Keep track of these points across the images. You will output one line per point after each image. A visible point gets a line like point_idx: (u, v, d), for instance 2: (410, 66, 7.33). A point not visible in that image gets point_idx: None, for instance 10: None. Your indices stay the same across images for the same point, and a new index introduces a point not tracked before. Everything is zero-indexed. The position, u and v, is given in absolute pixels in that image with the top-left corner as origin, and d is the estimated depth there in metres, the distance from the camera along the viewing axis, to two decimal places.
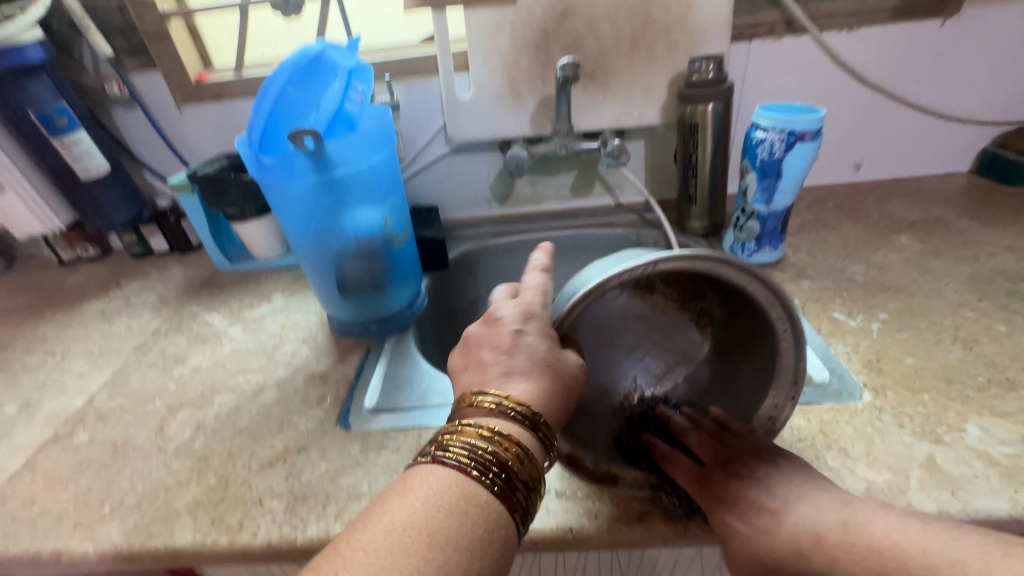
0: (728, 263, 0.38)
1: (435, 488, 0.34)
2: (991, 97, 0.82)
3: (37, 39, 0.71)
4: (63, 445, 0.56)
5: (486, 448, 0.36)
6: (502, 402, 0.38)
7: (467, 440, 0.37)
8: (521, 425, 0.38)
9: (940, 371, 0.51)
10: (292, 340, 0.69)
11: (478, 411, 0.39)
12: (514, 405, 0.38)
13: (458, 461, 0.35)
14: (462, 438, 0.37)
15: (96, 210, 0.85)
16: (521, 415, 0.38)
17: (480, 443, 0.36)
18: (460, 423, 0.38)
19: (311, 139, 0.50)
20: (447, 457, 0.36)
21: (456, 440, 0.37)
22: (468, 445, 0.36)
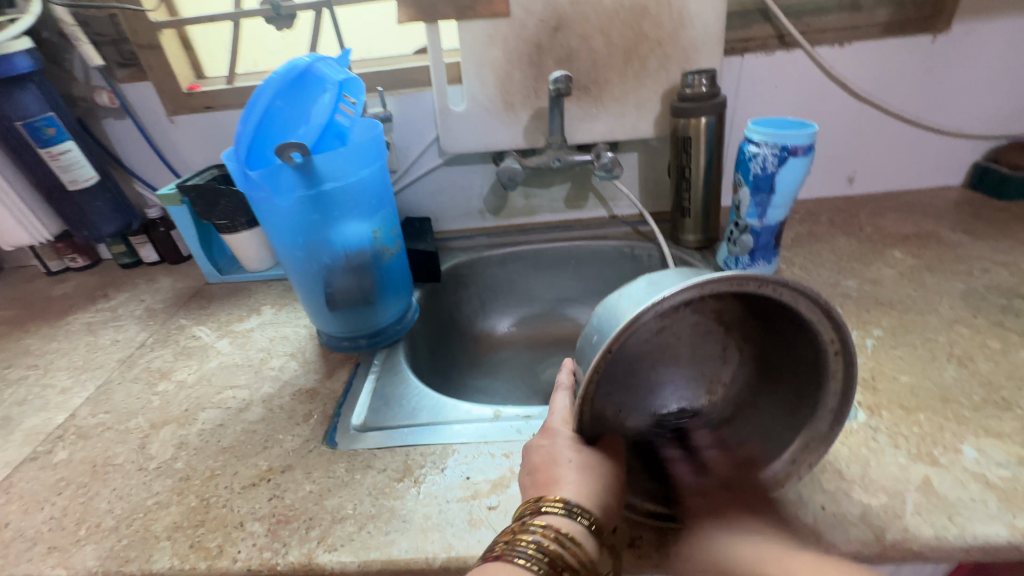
0: (768, 281, 0.35)
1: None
2: (982, 112, 0.82)
3: (25, 50, 0.70)
4: (42, 464, 0.54)
5: (558, 553, 0.35)
6: (570, 505, 0.38)
7: (537, 544, 0.36)
8: (581, 527, 0.37)
9: (935, 390, 0.50)
10: (279, 354, 0.67)
11: (546, 511, 0.38)
12: (581, 510, 0.38)
13: (528, 559, 0.35)
14: (525, 538, 0.36)
15: (83, 220, 0.84)
16: (589, 521, 0.37)
17: (544, 544, 0.36)
18: (528, 522, 0.37)
19: (299, 153, 0.49)
20: (521, 561, 0.34)
21: (527, 543, 0.36)
22: (532, 543, 0.35)
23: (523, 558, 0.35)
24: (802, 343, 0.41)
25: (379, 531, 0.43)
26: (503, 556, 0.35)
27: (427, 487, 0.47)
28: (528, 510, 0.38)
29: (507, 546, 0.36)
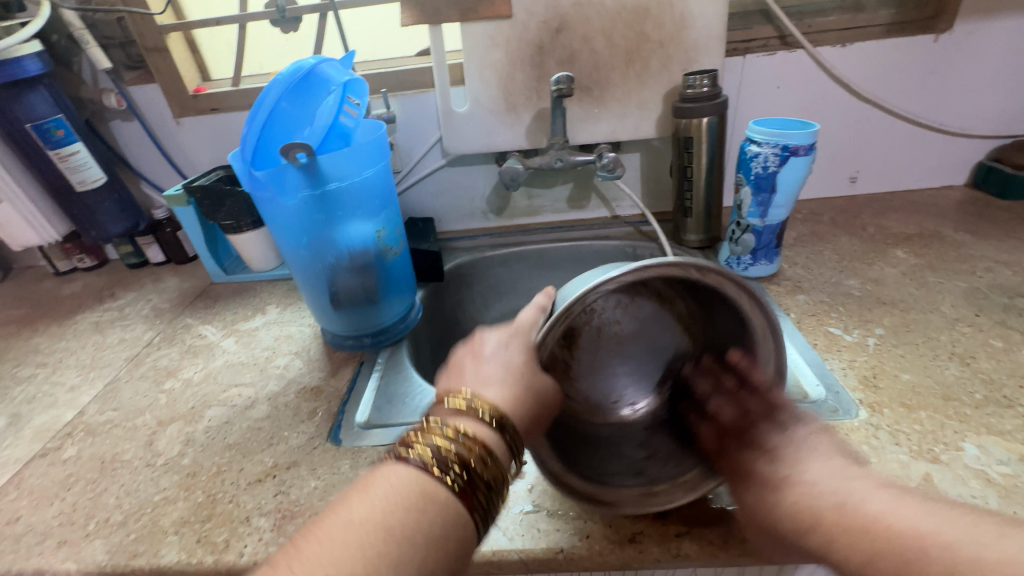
0: (706, 270, 0.40)
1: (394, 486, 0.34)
2: (985, 111, 0.82)
3: (36, 53, 0.71)
4: (51, 460, 0.55)
5: (457, 451, 0.35)
6: (488, 411, 0.38)
7: (439, 444, 0.35)
8: (484, 426, 0.38)
9: (937, 388, 0.50)
10: (284, 353, 0.68)
11: (457, 415, 0.38)
12: (494, 413, 0.38)
13: (420, 458, 0.35)
14: (429, 436, 0.36)
15: (91, 222, 0.85)
16: (498, 425, 0.38)
17: (444, 442, 0.36)
18: (438, 423, 0.37)
19: (304, 153, 0.50)
20: (417, 461, 0.35)
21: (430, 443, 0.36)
22: (434, 442, 0.36)
23: (422, 458, 0.35)
24: (732, 319, 0.47)
25: None
26: (398, 454, 0.36)
27: None
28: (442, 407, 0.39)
29: (409, 444, 0.36)
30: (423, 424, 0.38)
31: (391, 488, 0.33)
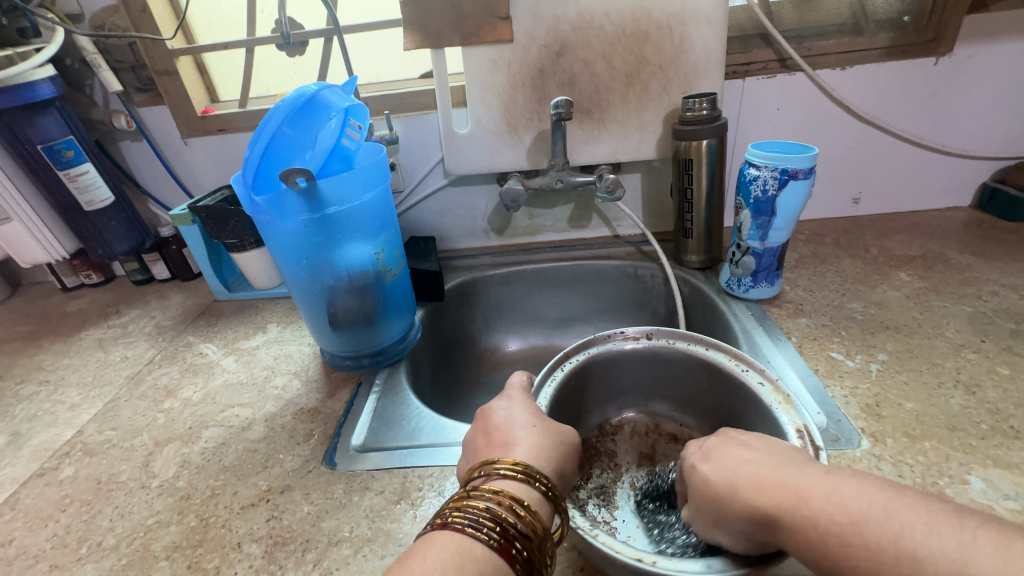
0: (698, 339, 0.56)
1: (437, 553, 0.33)
2: (988, 133, 0.82)
3: (49, 77, 0.73)
4: (48, 481, 0.55)
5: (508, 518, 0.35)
6: (529, 472, 0.39)
7: (489, 510, 0.36)
8: (515, 481, 0.38)
9: (941, 418, 0.49)
10: (283, 373, 0.68)
11: (502, 474, 0.39)
12: (539, 477, 0.39)
13: (458, 525, 0.35)
14: (464, 504, 0.37)
15: (98, 240, 0.86)
16: (545, 488, 0.38)
17: (476, 503, 0.36)
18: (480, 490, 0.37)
19: (303, 178, 0.50)
20: (471, 529, 0.34)
21: (478, 509, 0.36)
22: (468, 507, 0.36)
23: (473, 524, 0.35)
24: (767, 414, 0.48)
25: (374, 555, 0.43)
26: (439, 524, 0.36)
27: (424, 510, 0.46)
28: (475, 475, 0.40)
29: (448, 514, 0.36)
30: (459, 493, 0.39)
31: (433, 555, 0.33)
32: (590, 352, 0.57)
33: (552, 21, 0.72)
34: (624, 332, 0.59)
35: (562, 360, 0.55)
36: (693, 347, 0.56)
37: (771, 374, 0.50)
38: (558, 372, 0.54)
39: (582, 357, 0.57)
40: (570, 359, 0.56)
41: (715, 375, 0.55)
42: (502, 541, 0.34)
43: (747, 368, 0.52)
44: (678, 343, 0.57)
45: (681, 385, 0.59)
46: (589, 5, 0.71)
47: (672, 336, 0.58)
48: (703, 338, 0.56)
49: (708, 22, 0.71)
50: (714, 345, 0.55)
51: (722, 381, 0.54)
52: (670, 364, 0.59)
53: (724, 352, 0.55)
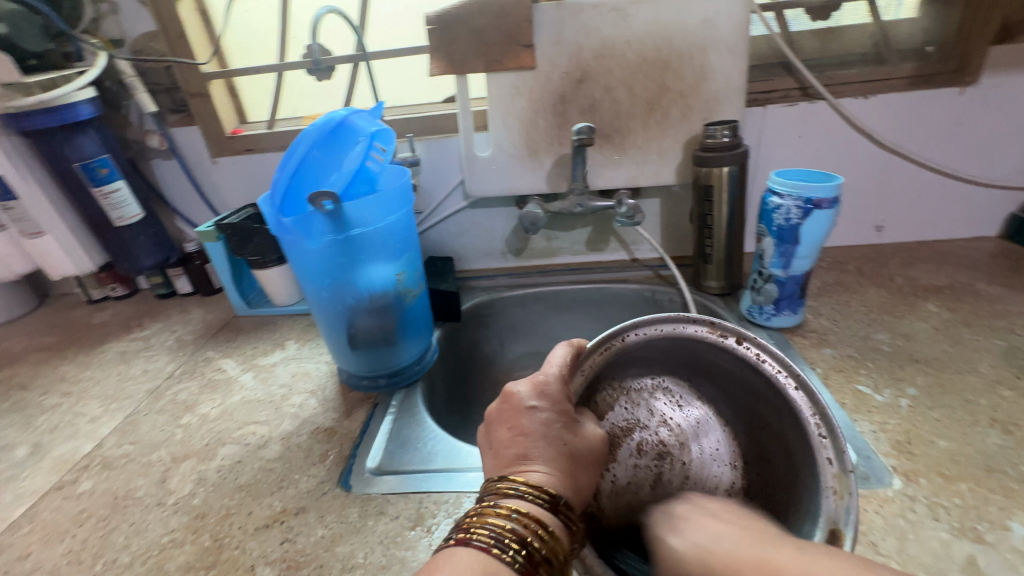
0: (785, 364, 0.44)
1: (460, 568, 0.34)
2: (1015, 162, 0.81)
3: (89, 99, 0.76)
4: (66, 494, 0.56)
5: (535, 546, 0.36)
6: (557, 501, 0.39)
7: (517, 535, 0.36)
8: (540, 507, 0.38)
9: (977, 458, 0.47)
10: (300, 391, 0.68)
11: (530, 502, 0.38)
12: (564, 508, 0.39)
13: (480, 542, 0.35)
14: (487, 520, 0.37)
15: (126, 254, 0.88)
16: (568, 519, 0.39)
17: (501, 522, 0.37)
18: (509, 511, 0.38)
19: (330, 201, 0.51)
20: (500, 553, 0.35)
21: (506, 532, 0.36)
22: (492, 525, 0.37)
23: (499, 547, 0.35)
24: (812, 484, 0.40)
25: None
26: (459, 540, 0.36)
27: (439, 537, 0.46)
28: (495, 489, 0.40)
29: (471, 529, 0.37)
30: (478, 508, 0.39)
31: (454, 568, 0.34)
32: (662, 327, 0.49)
33: (574, 48, 0.74)
34: (712, 325, 0.47)
35: (626, 328, 0.49)
36: (778, 376, 0.44)
37: (848, 456, 0.38)
38: (616, 341, 0.48)
39: (649, 332, 0.49)
40: (635, 330, 0.49)
41: (789, 416, 0.44)
42: (526, 565, 0.35)
43: (823, 436, 0.40)
44: (768, 366, 0.45)
45: (750, 397, 0.49)
46: (612, 34, 0.73)
47: (765, 353, 0.45)
48: (795, 373, 0.43)
49: (729, 51, 0.72)
50: (804, 386, 0.42)
51: (793, 428, 0.44)
52: (747, 376, 0.48)
53: (811, 403, 0.42)
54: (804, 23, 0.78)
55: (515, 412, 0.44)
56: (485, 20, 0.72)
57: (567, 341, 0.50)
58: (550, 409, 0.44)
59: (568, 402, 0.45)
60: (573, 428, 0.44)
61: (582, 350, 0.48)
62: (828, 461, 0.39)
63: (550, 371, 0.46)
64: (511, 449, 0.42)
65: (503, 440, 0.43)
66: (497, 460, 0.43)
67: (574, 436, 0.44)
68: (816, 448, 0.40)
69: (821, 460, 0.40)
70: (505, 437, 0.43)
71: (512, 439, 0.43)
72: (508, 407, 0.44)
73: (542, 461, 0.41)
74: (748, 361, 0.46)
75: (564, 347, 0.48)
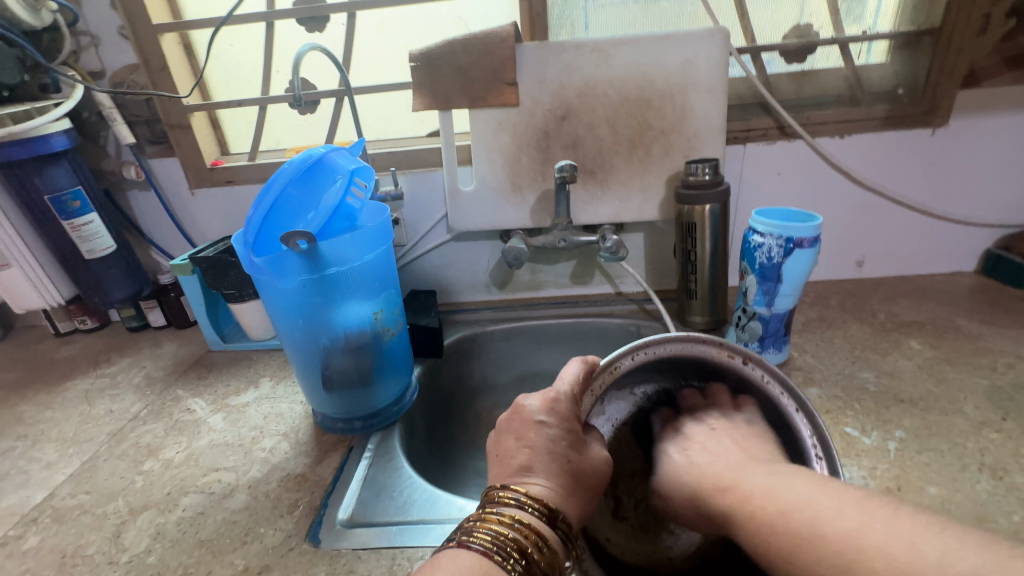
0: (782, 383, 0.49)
1: (461, 570, 0.34)
2: (988, 201, 0.82)
3: (64, 130, 0.75)
4: (10, 552, 0.52)
5: (534, 556, 0.36)
6: (555, 514, 0.38)
7: (516, 540, 0.36)
8: (540, 520, 0.38)
9: (969, 507, 0.46)
10: (272, 434, 0.65)
11: (527, 509, 0.38)
12: (562, 522, 0.39)
13: (479, 545, 0.36)
14: (488, 526, 0.37)
15: (95, 288, 0.85)
16: (565, 533, 0.38)
17: (503, 529, 0.37)
18: (507, 519, 0.37)
19: (305, 240, 0.50)
20: (498, 558, 0.35)
21: (505, 536, 0.36)
22: (493, 531, 0.37)
23: (499, 552, 0.35)
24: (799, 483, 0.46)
25: None
26: (456, 544, 0.36)
27: None
28: (495, 497, 0.40)
29: (471, 534, 0.37)
30: (478, 514, 0.39)
31: (454, 567, 0.34)
32: (671, 347, 0.50)
33: (557, 87, 0.75)
34: (721, 346, 0.50)
35: (635, 350, 0.48)
36: (782, 396, 0.49)
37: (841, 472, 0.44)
38: (629, 358, 0.49)
39: (661, 351, 0.49)
40: (646, 349, 0.48)
41: (787, 435, 0.49)
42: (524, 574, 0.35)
43: (820, 453, 0.45)
44: (772, 386, 0.49)
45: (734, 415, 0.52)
46: (593, 74, 0.74)
47: (768, 375, 0.50)
48: (795, 394, 0.48)
49: (708, 91, 0.74)
50: (803, 409, 0.47)
51: (783, 443, 0.49)
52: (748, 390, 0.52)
53: (807, 421, 0.47)
54: (781, 65, 0.80)
55: (522, 423, 0.44)
56: (469, 58, 0.72)
57: (579, 358, 0.49)
58: (558, 426, 0.43)
59: (577, 422, 0.45)
60: (578, 447, 0.44)
61: (595, 369, 0.47)
62: (821, 473, 0.45)
63: (562, 388, 0.46)
64: (515, 459, 0.42)
65: (509, 449, 0.43)
66: (501, 468, 0.42)
67: (579, 454, 0.43)
68: (810, 460, 0.46)
69: (814, 470, 0.46)
70: (511, 447, 0.43)
71: (518, 449, 0.43)
72: (517, 418, 0.44)
73: (543, 474, 0.41)
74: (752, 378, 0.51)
75: (579, 364, 0.47)
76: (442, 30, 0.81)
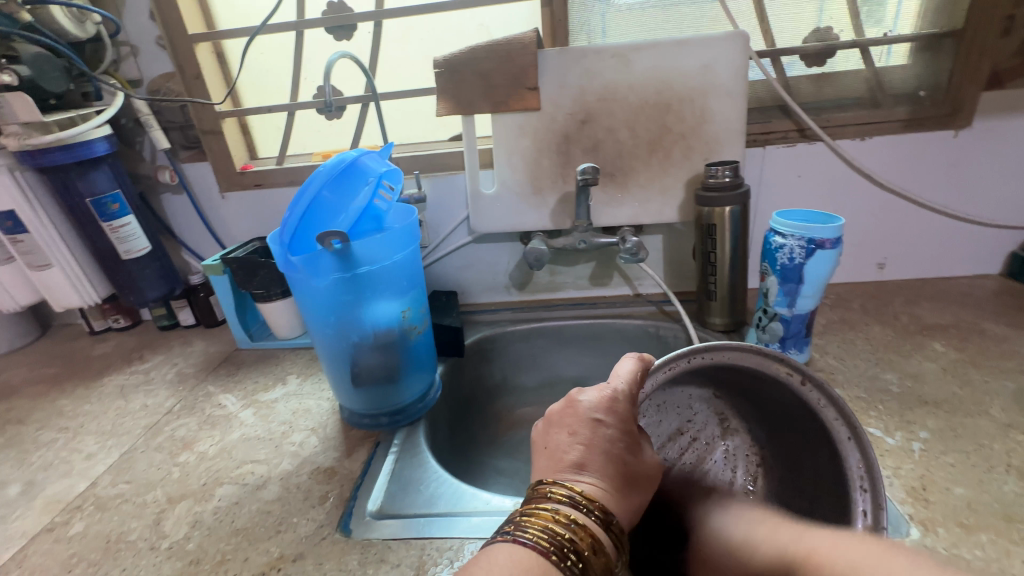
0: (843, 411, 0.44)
1: (517, 566, 0.35)
2: (1014, 202, 0.81)
3: (104, 136, 0.79)
4: (57, 537, 0.54)
5: (587, 557, 0.37)
6: (609, 517, 0.39)
7: (571, 540, 0.37)
8: (594, 522, 0.39)
9: (996, 507, 0.46)
10: (301, 429, 0.67)
11: (581, 509, 0.39)
12: (614, 525, 0.39)
13: (535, 541, 0.36)
14: (544, 522, 0.38)
15: (131, 287, 0.88)
16: (616, 535, 0.39)
17: (558, 528, 0.37)
18: (561, 518, 0.38)
19: (339, 240, 0.52)
20: (554, 557, 0.35)
21: (562, 535, 0.37)
22: (549, 529, 0.37)
23: (554, 551, 0.36)
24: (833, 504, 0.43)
25: None
26: (510, 537, 0.37)
27: None
28: (550, 494, 0.40)
29: (524, 530, 0.37)
30: (531, 508, 0.40)
31: (510, 561, 0.35)
32: (726, 356, 0.50)
33: (578, 92, 0.76)
34: (780, 361, 0.47)
35: (692, 351, 0.50)
36: (835, 424, 0.44)
37: (884, 512, 0.40)
38: (680, 362, 0.50)
39: (713, 357, 0.50)
40: (703, 353, 0.50)
41: (834, 472, 0.44)
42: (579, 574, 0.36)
43: (863, 488, 0.41)
44: (826, 412, 0.45)
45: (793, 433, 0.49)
46: (614, 79, 0.75)
47: (825, 399, 0.45)
48: (852, 425, 0.43)
49: (728, 95, 0.74)
50: (858, 438, 0.43)
51: (833, 479, 0.44)
52: (801, 417, 0.48)
53: (860, 455, 0.42)
54: (800, 68, 0.80)
55: (577, 418, 0.44)
56: (492, 64, 0.74)
57: (635, 355, 0.49)
58: (616, 426, 0.44)
59: (634, 423, 0.45)
60: (633, 450, 0.44)
61: (648, 366, 0.48)
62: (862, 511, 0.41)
63: (619, 385, 0.46)
64: (568, 455, 0.43)
65: (562, 443, 0.44)
66: (552, 462, 0.43)
67: (635, 458, 0.44)
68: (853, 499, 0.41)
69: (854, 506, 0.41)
70: (564, 441, 0.44)
71: (572, 444, 0.43)
72: (571, 412, 0.45)
73: (598, 474, 0.42)
74: (810, 404, 0.46)
75: (633, 361, 0.48)
76: (465, 37, 0.83)
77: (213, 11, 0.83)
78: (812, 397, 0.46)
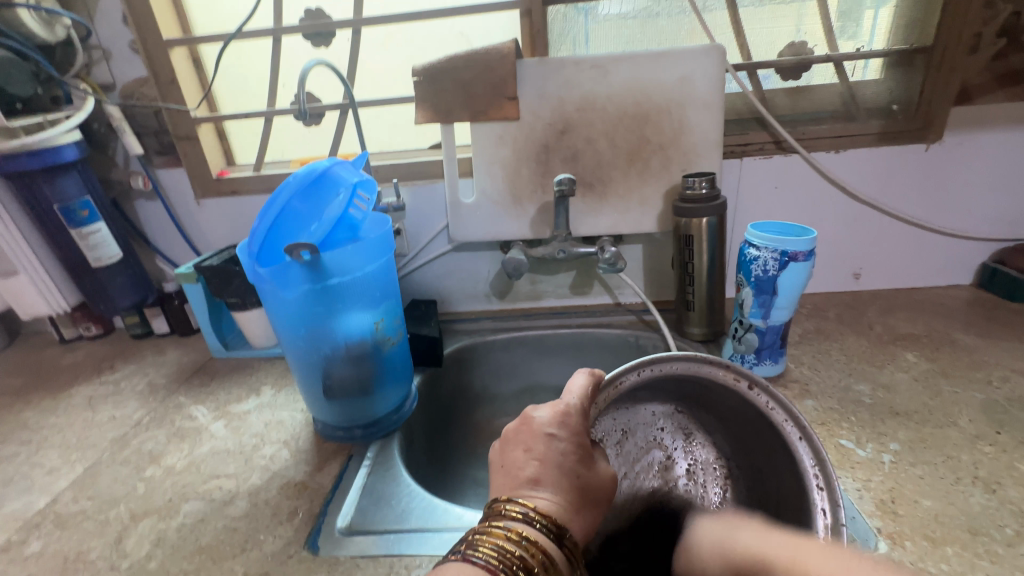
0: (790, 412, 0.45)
1: None
2: (984, 214, 0.83)
3: (73, 141, 0.77)
4: (12, 557, 0.52)
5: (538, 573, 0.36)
6: (561, 531, 0.39)
7: (522, 556, 0.36)
8: (547, 536, 0.38)
9: (963, 520, 0.46)
10: (272, 442, 0.66)
11: (532, 525, 0.38)
12: (568, 539, 0.39)
13: (485, 559, 0.36)
14: (494, 540, 0.37)
15: (102, 295, 0.86)
16: (570, 550, 0.39)
17: (509, 545, 0.37)
18: (512, 534, 0.38)
19: (308, 252, 0.51)
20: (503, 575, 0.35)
21: (512, 552, 0.36)
22: (499, 546, 0.37)
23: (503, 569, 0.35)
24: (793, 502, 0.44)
25: None
26: (461, 557, 0.36)
27: None
28: (502, 511, 0.40)
29: (475, 549, 0.37)
30: (484, 527, 0.39)
31: None
32: (677, 367, 0.50)
33: (556, 102, 0.76)
34: (727, 368, 0.48)
35: (638, 366, 0.50)
36: (785, 425, 0.45)
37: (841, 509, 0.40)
38: (633, 373, 0.50)
39: (664, 368, 0.50)
40: (651, 366, 0.50)
41: (789, 472, 0.45)
42: None
43: (820, 487, 0.42)
44: (775, 413, 0.46)
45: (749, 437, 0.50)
46: (593, 89, 0.75)
47: (773, 402, 0.46)
48: (801, 424, 0.44)
49: (705, 106, 0.75)
50: (808, 438, 0.44)
51: (790, 484, 0.45)
52: (754, 420, 0.48)
53: (810, 451, 0.43)
54: (776, 81, 0.81)
55: (531, 436, 0.44)
56: (470, 74, 0.74)
57: (588, 370, 0.50)
58: (568, 440, 0.44)
59: (587, 436, 0.45)
60: (587, 463, 0.44)
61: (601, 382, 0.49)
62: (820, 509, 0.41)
63: (571, 401, 0.47)
64: (524, 471, 0.42)
65: (518, 460, 0.43)
66: (515, 475, 0.43)
67: (589, 470, 0.43)
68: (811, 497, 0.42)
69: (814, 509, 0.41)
70: (519, 458, 0.43)
71: (528, 460, 0.43)
72: (526, 430, 0.45)
73: (551, 488, 0.41)
74: (760, 408, 0.47)
75: (586, 377, 0.48)
76: (445, 45, 0.83)
77: (189, 15, 0.82)
78: (761, 399, 0.46)
